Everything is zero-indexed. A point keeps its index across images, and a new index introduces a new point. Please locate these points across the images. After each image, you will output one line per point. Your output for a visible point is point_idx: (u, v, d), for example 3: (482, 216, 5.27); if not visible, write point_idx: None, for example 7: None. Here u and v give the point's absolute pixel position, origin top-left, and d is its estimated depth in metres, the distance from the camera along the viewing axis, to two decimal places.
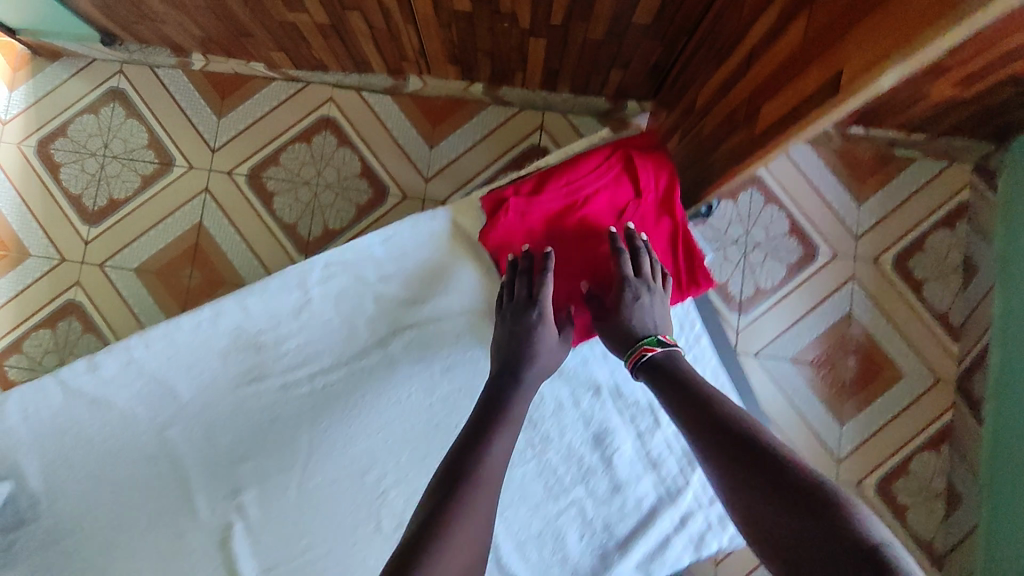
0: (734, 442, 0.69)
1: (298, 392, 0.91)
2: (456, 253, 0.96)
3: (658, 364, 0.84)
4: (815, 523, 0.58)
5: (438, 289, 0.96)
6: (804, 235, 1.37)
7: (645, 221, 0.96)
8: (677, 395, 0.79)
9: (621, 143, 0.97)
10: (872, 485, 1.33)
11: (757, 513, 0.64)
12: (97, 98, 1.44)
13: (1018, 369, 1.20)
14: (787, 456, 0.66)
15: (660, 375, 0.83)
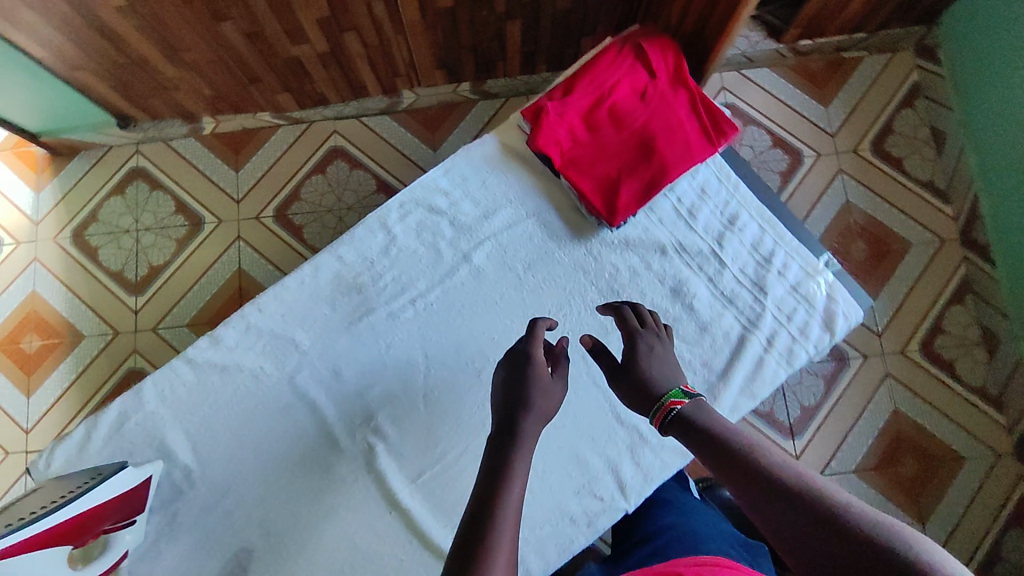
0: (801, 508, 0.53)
1: (405, 319, 0.81)
2: (519, 154, 0.87)
3: (688, 418, 0.64)
4: None
5: (521, 179, 0.86)
6: (787, 144, 1.51)
7: (666, 100, 0.85)
8: (711, 442, 0.62)
9: (627, 34, 0.89)
10: (917, 350, 1.38)
11: None
12: (119, 180, 1.54)
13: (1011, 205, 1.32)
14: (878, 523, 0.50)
15: (687, 428, 0.64)
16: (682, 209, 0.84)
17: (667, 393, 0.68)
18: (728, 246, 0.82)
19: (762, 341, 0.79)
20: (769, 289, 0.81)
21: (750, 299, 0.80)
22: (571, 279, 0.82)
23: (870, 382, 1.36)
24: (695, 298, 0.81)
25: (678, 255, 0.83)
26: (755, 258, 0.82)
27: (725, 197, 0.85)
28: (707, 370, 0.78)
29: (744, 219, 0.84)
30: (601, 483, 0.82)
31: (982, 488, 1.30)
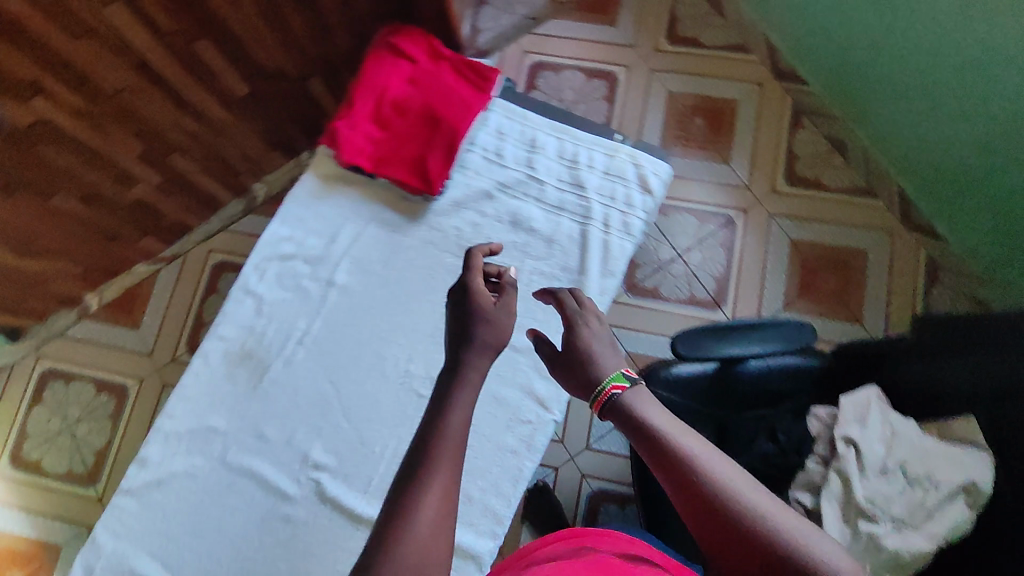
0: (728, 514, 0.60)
1: (298, 359, 0.85)
2: (337, 171, 0.93)
3: (626, 412, 0.69)
4: None
5: (348, 194, 0.92)
6: (598, 71, 1.69)
7: (432, 74, 0.94)
8: (643, 435, 0.67)
9: (378, 40, 0.97)
10: (783, 180, 1.59)
11: None
12: (32, 391, 1.54)
13: (795, 30, 1.52)
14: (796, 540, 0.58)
15: (625, 419, 0.69)
16: (490, 156, 0.93)
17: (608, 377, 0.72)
18: (539, 166, 0.92)
19: (600, 226, 0.90)
20: (587, 183, 0.92)
21: (575, 200, 0.91)
22: (429, 257, 0.89)
23: (762, 226, 1.56)
24: (532, 222, 0.91)
25: (504, 193, 0.92)
26: (565, 165, 0.93)
27: (520, 130, 0.94)
28: (567, 270, 0.89)
29: (542, 139, 0.94)
30: (523, 408, 0.85)
31: (892, 265, 1.51)
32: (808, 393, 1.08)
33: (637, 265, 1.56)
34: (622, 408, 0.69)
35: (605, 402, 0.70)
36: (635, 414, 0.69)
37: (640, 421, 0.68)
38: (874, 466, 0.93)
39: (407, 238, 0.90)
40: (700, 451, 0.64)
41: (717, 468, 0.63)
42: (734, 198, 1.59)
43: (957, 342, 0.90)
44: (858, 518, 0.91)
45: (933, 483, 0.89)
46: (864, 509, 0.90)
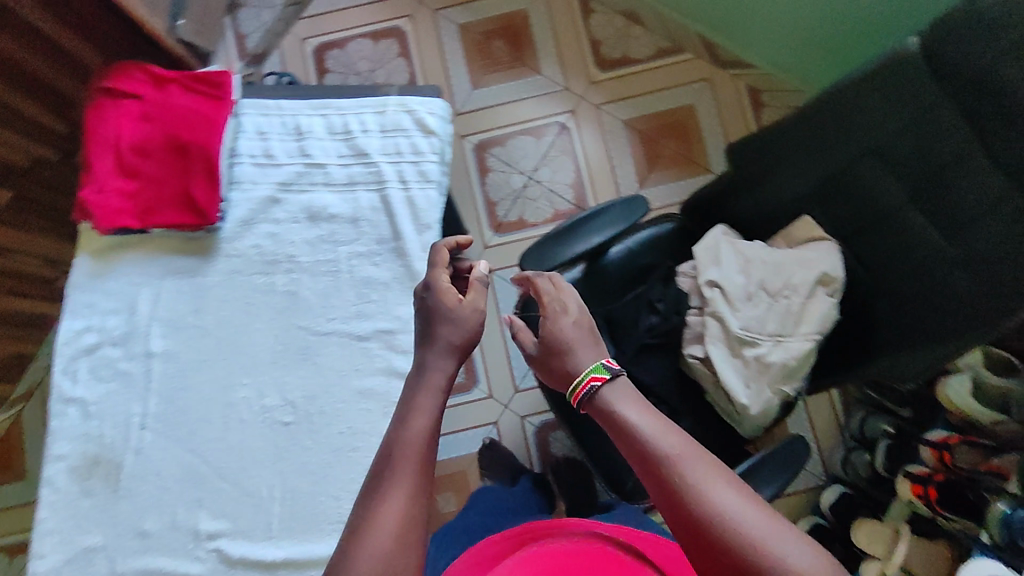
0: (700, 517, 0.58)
1: (147, 442, 0.79)
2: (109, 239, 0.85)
3: (603, 407, 0.69)
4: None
5: (132, 257, 0.85)
6: (382, 32, 1.63)
7: (162, 103, 0.86)
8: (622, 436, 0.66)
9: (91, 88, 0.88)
10: (596, 68, 1.59)
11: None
12: None
13: None
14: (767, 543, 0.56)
15: (605, 415, 0.69)
16: (260, 160, 0.87)
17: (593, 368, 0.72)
18: (314, 151, 0.87)
19: (396, 185, 0.86)
20: (368, 148, 0.87)
21: (362, 170, 0.87)
22: (237, 286, 0.84)
23: (593, 120, 1.57)
24: (328, 208, 0.86)
25: (290, 190, 0.86)
26: (339, 139, 0.88)
27: (280, 122, 0.89)
28: (383, 240, 0.84)
29: (305, 122, 0.88)
30: (391, 390, 0.80)
31: (720, 108, 1.55)
32: (670, 257, 1.12)
33: (495, 203, 1.53)
34: (600, 401, 0.69)
35: (584, 393, 0.70)
36: (612, 411, 0.68)
37: (616, 417, 0.68)
38: (741, 296, 0.96)
39: (211, 276, 0.84)
40: (674, 449, 0.62)
41: (691, 465, 0.61)
42: (557, 102, 1.58)
43: (766, 152, 0.93)
44: (744, 347, 0.94)
45: (791, 285, 0.93)
46: (745, 338, 0.94)
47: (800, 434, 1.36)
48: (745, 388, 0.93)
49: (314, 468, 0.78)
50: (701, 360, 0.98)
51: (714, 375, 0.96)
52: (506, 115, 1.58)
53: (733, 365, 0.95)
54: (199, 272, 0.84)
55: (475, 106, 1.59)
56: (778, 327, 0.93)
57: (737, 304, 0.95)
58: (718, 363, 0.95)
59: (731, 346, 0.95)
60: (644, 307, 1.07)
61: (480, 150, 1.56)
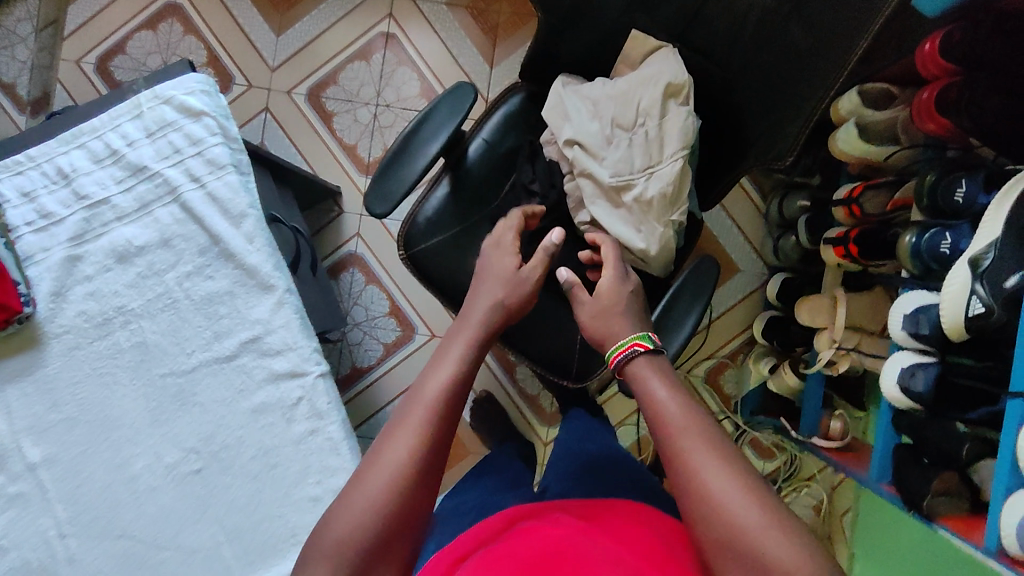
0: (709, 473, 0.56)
1: (77, 546, 0.77)
2: None
3: (634, 372, 0.67)
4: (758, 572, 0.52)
5: None
6: (155, 15, 1.43)
7: None
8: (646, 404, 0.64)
9: None
10: None
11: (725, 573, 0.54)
12: None
13: None
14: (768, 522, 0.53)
15: (633, 379, 0.67)
16: (40, 223, 0.77)
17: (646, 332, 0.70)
18: (89, 188, 0.76)
19: (190, 185, 0.76)
20: (143, 157, 0.76)
21: (147, 186, 0.76)
22: (79, 365, 0.78)
23: (415, 16, 1.42)
24: (132, 241, 0.76)
25: (85, 240, 0.77)
26: (108, 163, 0.77)
27: (40, 174, 0.77)
28: (205, 248, 0.76)
29: (65, 161, 0.77)
30: (282, 395, 0.77)
31: None
32: (527, 132, 1.02)
33: (354, 145, 1.41)
34: (636, 358, 0.67)
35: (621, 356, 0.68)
36: (644, 373, 0.66)
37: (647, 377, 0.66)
38: (600, 143, 0.87)
39: (47, 367, 0.78)
40: (691, 425, 0.59)
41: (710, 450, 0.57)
42: (369, 13, 1.42)
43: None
44: (625, 191, 0.87)
45: (645, 109, 0.85)
46: (622, 182, 0.86)
47: (733, 241, 1.34)
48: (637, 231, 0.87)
49: (243, 501, 0.77)
50: (589, 220, 0.91)
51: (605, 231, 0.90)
52: (325, 49, 1.43)
53: (617, 213, 0.88)
54: (34, 366, 0.78)
55: (289, 53, 1.43)
56: (647, 159, 0.86)
57: (599, 152, 0.87)
58: (603, 219, 0.88)
59: (609, 197, 0.88)
60: (522, 192, 1.00)
61: (314, 97, 1.42)
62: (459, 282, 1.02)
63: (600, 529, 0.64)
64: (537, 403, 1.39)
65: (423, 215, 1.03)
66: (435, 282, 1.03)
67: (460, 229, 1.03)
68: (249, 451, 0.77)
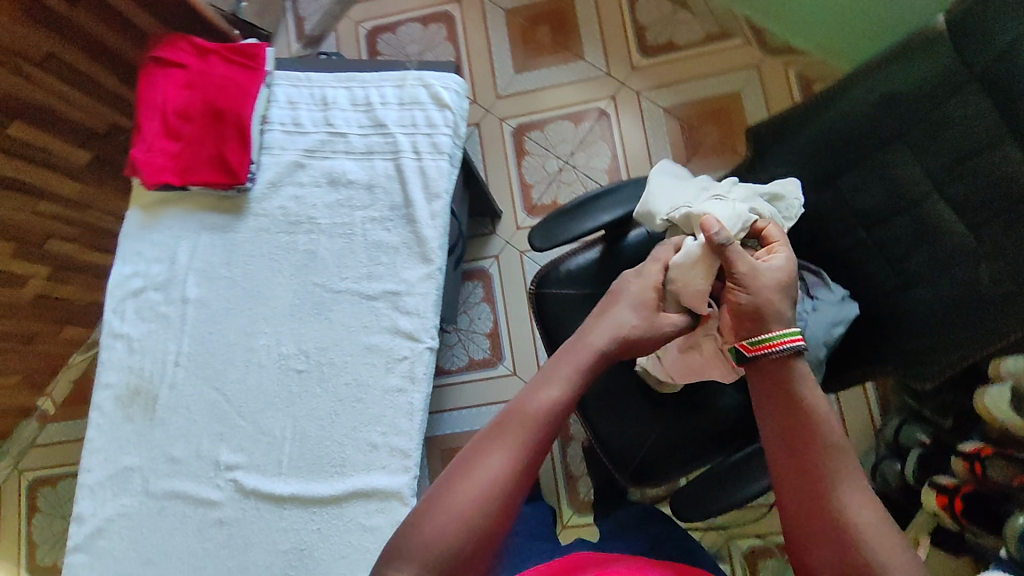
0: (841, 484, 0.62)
1: (181, 380, 0.90)
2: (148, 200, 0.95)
3: (783, 368, 0.69)
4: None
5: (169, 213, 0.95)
6: (431, 17, 1.68)
7: (201, 72, 0.94)
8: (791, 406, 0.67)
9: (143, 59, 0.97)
10: (637, 52, 1.57)
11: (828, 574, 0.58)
12: (26, 501, 1.60)
13: None
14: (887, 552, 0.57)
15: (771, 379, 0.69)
16: (288, 128, 0.94)
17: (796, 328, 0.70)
18: (337, 120, 0.93)
19: (411, 155, 0.91)
20: (386, 119, 0.92)
21: (380, 139, 0.92)
22: (261, 242, 0.92)
23: (636, 108, 1.56)
24: (347, 173, 0.92)
25: (313, 157, 0.93)
26: (361, 109, 0.94)
27: (309, 93, 0.95)
28: (395, 207, 0.90)
29: (330, 93, 0.94)
30: (395, 346, 0.86)
31: (766, 97, 1.49)
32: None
33: (531, 186, 1.56)
34: (772, 355, 0.69)
35: (761, 350, 0.70)
36: (777, 371, 0.69)
37: (773, 380, 0.69)
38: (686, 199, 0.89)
39: (232, 235, 0.92)
40: (825, 446, 0.64)
41: (837, 459, 0.63)
42: (597, 87, 1.58)
43: (799, 132, 0.91)
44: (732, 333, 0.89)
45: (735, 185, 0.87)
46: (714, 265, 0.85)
47: None
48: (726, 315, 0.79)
49: (322, 415, 0.85)
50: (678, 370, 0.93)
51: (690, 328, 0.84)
52: (546, 100, 1.60)
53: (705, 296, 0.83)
54: (224, 230, 0.93)
55: (516, 90, 1.61)
56: (740, 222, 0.81)
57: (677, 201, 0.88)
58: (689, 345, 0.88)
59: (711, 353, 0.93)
60: None
61: (520, 133, 1.59)
62: (568, 338, 1.09)
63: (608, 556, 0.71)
64: (574, 486, 1.38)
65: (568, 268, 1.12)
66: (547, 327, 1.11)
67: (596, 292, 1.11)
68: (347, 377, 0.86)
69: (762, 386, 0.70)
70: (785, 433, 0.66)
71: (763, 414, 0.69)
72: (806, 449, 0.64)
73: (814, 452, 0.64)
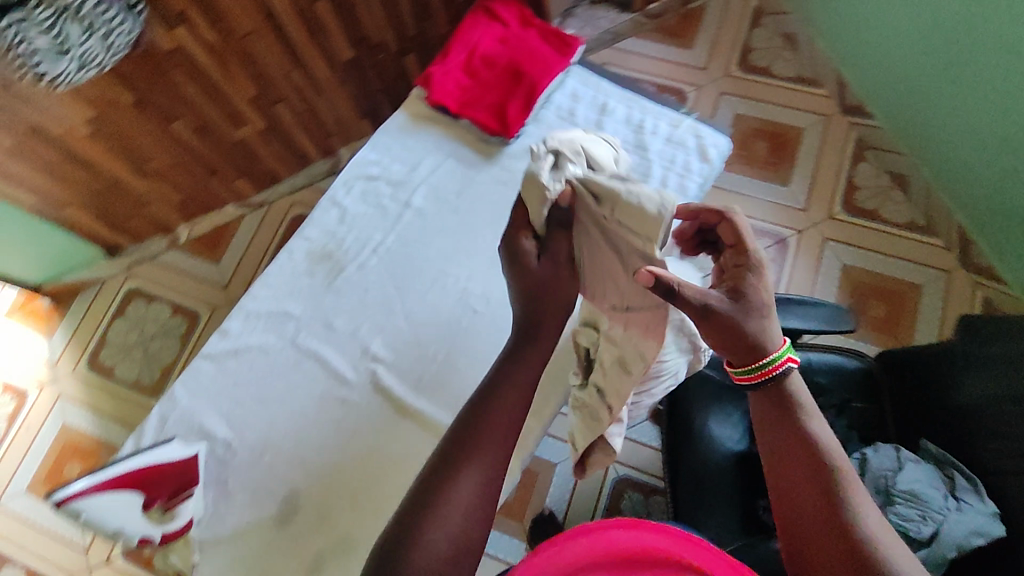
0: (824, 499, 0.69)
1: (369, 266, 0.96)
2: (420, 112, 1.05)
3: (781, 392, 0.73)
4: None
5: (431, 130, 1.04)
6: (669, 86, 1.75)
7: (520, 37, 1.05)
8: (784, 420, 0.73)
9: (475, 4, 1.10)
10: (841, 211, 1.57)
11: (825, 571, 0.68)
12: (120, 303, 1.70)
13: (868, 76, 1.53)
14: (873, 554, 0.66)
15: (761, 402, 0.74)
16: (562, 114, 1.02)
17: (783, 352, 0.71)
18: (607, 127, 1.01)
19: (657, 186, 0.96)
20: (650, 145, 0.99)
21: (637, 159, 0.98)
22: (497, 192, 0.99)
23: (815, 251, 1.55)
24: None
25: None
26: (631, 128, 1.01)
27: (593, 96, 1.04)
28: None
29: (611, 104, 1.03)
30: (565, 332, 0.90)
31: (944, 303, 1.47)
32: (853, 396, 1.06)
33: None
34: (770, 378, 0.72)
35: (752, 381, 0.72)
36: (775, 399, 0.74)
37: (770, 413, 0.74)
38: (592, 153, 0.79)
39: (474, 173, 1.00)
40: (804, 457, 0.72)
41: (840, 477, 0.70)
42: (789, 220, 1.58)
43: (983, 348, 0.94)
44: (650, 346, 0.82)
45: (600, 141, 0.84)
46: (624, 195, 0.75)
47: None
48: (655, 214, 0.70)
49: (478, 355, 0.90)
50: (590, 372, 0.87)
51: (600, 254, 0.75)
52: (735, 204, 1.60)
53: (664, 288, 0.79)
54: (469, 165, 1.01)
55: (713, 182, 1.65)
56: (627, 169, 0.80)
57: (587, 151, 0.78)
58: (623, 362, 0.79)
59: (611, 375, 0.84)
60: None
61: None
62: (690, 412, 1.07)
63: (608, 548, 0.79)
64: None
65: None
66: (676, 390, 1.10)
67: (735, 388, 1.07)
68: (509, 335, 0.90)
69: (766, 410, 0.75)
70: (787, 458, 0.73)
71: (768, 436, 0.74)
72: (812, 469, 0.71)
73: (819, 475, 0.71)
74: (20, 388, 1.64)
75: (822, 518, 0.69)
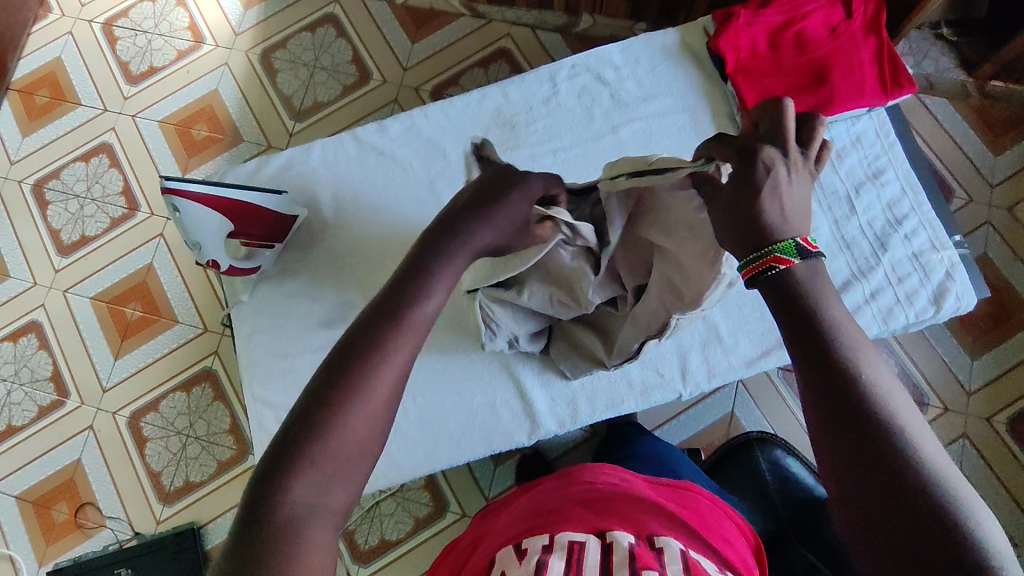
0: (871, 436, 0.50)
1: (543, 163, 0.94)
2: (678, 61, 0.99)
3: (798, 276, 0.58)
4: (932, 548, 0.46)
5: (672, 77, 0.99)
6: (940, 177, 1.47)
7: (854, 37, 0.97)
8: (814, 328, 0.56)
9: None
10: (1002, 423, 1.36)
11: (871, 528, 0.49)
12: (314, 19, 1.70)
13: None
14: (939, 506, 0.47)
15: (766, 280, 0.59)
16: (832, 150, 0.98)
17: (775, 245, 0.59)
18: (865, 196, 0.97)
19: (866, 290, 0.93)
20: (891, 248, 0.95)
21: (868, 251, 0.94)
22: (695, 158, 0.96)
23: (945, 437, 1.36)
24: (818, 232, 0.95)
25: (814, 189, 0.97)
26: (887, 218, 0.96)
27: (875, 154, 0.98)
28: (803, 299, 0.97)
29: (885, 180, 0.98)
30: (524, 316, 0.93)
31: None
32: None
33: None
34: (767, 270, 0.59)
35: (753, 272, 0.60)
36: (793, 295, 0.58)
37: (790, 313, 0.57)
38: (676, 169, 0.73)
39: (670, 122, 0.97)
40: (843, 371, 0.54)
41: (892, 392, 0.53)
42: (944, 391, 1.37)
43: None
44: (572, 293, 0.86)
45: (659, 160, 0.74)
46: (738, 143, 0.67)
47: None
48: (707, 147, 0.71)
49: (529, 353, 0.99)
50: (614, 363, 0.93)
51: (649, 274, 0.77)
52: (904, 336, 1.40)
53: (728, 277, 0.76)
54: (675, 122, 0.97)
55: None
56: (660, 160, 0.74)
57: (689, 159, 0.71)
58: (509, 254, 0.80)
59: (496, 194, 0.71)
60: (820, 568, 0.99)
61: None
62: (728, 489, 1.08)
63: (633, 504, 0.78)
64: None
65: (786, 465, 1.08)
66: (720, 467, 1.10)
67: (787, 499, 1.06)
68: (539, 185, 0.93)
69: (787, 318, 0.57)
70: (798, 324, 0.57)
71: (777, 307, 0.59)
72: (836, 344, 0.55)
73: (840, 353, 0.54)
74: (201, 35, 1.72)
75: (867, 439, 0.50)
